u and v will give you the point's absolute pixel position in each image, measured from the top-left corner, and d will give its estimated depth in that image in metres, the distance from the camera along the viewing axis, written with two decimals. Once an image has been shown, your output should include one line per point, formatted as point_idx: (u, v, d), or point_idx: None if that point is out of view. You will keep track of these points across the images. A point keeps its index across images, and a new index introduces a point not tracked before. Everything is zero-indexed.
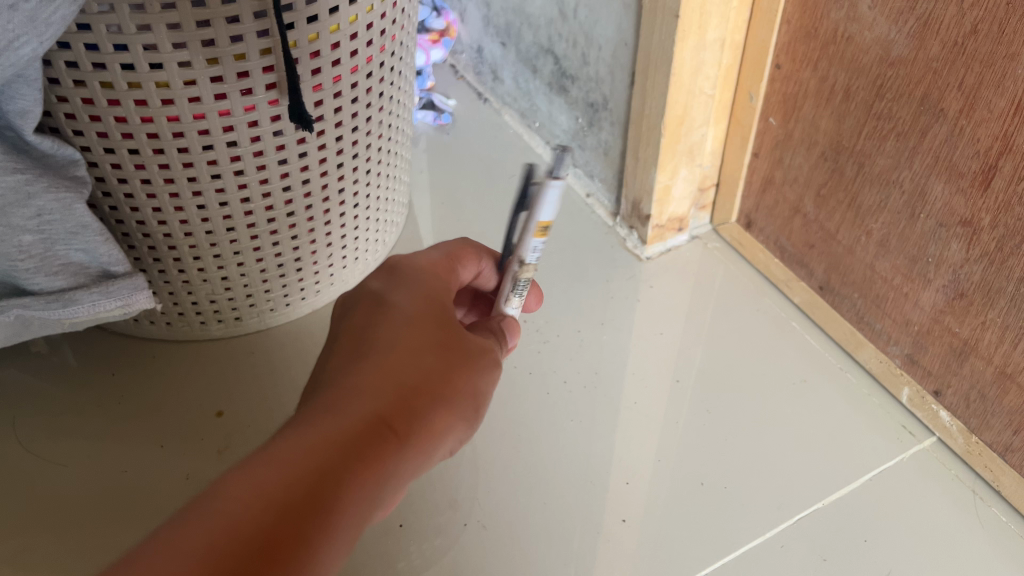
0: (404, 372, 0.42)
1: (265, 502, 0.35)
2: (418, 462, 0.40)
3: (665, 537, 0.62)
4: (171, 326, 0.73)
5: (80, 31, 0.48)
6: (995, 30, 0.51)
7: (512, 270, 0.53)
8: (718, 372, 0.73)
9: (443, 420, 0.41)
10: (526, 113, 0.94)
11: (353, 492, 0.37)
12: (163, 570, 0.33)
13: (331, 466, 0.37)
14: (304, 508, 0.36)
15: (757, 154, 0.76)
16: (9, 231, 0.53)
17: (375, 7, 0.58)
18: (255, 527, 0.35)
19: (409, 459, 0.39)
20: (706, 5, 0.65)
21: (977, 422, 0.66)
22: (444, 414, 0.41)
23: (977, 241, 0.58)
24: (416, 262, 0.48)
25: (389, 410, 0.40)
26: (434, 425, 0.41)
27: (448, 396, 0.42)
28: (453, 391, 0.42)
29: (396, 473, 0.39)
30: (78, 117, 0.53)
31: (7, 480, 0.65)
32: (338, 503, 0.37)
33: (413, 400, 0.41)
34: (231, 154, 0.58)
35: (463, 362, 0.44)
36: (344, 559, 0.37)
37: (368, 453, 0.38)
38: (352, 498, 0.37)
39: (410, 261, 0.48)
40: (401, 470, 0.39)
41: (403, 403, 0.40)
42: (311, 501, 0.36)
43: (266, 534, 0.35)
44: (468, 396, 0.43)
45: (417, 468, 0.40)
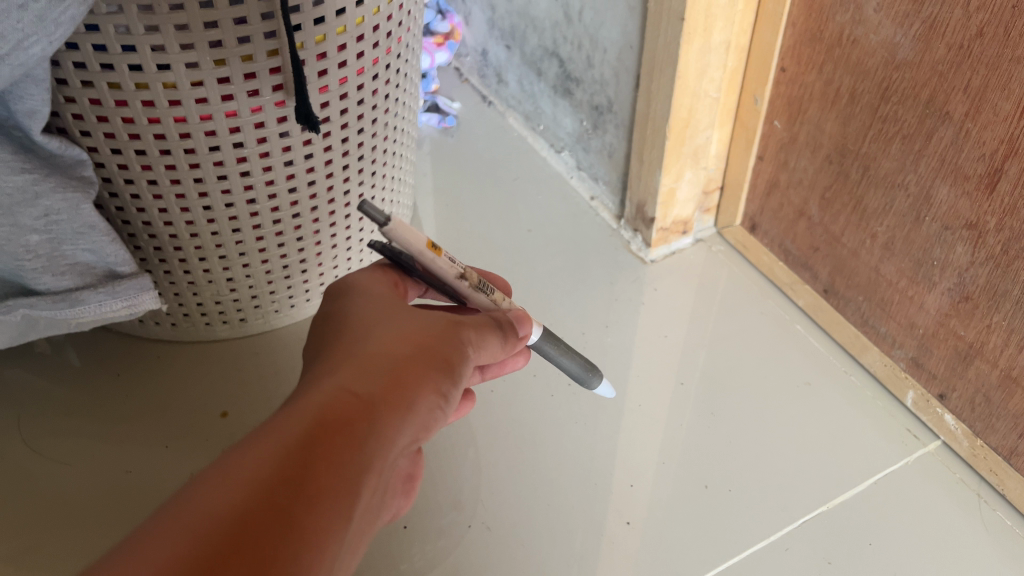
0: (356, 353, 0.43)
1: (247, 482, 0.35)
2: (395, 422, 0.40)
3: (670, 539, 0.62)
4: (176, 327, 0.73)
5: (89, 32, 0.48)
6: (1001, 33, 0.51)
7: (464, 289, 0.52)
8: (722, 375, 0.73)
9: (410, 380, 0.42)
10: (531, 116, 0.95)
11: (330, 457, 0.37)
12: (151, 558, 0.32)
13: (304, 435, 0.37)
14: (286, 479, 0.35)
15: (761, 157, 0.76)
16: (16, 231, 0.53)
17: (381, 9, 0.59)
18: (240, 506, 0.34)
19: (383, 419, 0.39)
20: (712, 8, 0.65)
21: (982, 426, 0.65)
22: (411, 379, 0.42)
23: (983, 244, 0.58)
24: (367, 282, 0.50)
25: (351, 381, 0.40)
26: (402, 386, 0.41)
27: (411, 368, 0.42)
28: (414, 357, 0.43)
29: (372, 434, 0.39)
30: (86, 118, 0.53)
31: (11, 479, 0.65)
32: (319, 469, 0.36)
33: (372, 371, 0.41)
34: (237, 155, 0.58)
35: (420, 335, 0.45)
36: (339, 532, 0.36)
37: (337, 418, 0.38)
38: (332, 463, 0.36)
39: (361, 281, 0.50)
40: (378, 431, 0.39)
41: (363, 373, 0.41)
42: (291, 471, 0.35)
43: (252, 511, 0.34)
44: (434, 358, 0.43)
45: (397, 429, 0.40)
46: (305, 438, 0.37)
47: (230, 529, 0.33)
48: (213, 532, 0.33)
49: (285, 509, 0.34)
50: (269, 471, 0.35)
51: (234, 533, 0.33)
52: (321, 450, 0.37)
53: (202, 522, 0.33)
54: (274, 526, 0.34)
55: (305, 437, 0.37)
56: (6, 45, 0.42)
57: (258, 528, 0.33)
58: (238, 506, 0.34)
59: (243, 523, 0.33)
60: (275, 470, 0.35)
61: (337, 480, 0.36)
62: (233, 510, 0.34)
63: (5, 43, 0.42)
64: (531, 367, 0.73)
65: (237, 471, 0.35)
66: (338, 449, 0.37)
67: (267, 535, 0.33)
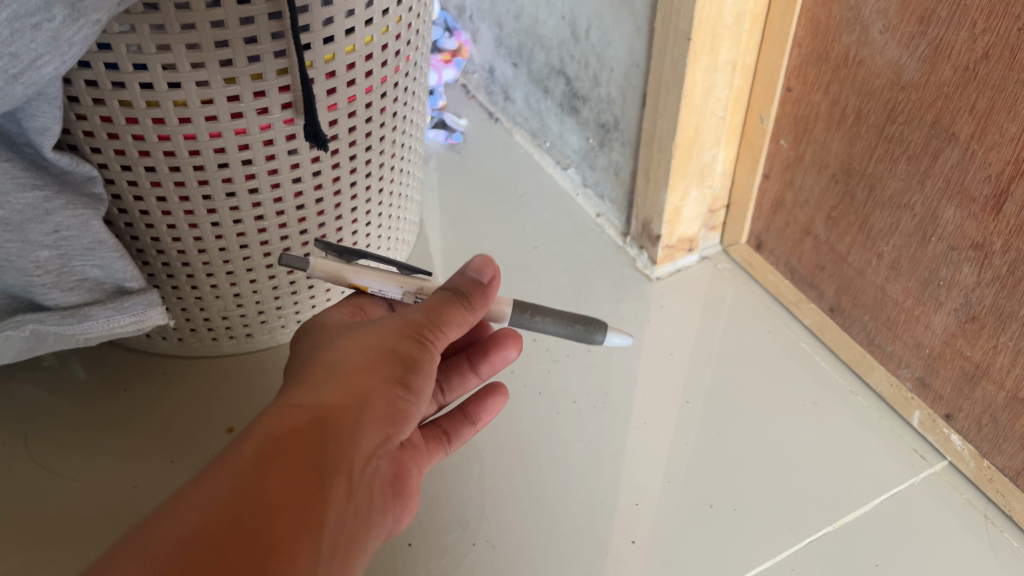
0: (313, 370, 0.44)
1: (205, 504, 0.37)
2: (349, 421, 0.41)
3: (676, 559, 0.62)
4: (183, 342, 0.73)
5: (101, 50, 0.49)
6: (1007, 56, 0.51)
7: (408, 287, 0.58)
8: (729, 394, 0.73)
9: (361, 378, 0.42)
10: (537, 133, 0.95)
11: (285, 467, 0.38)
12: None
13: (257, 452, 0.38)
14: (241, 495, 0.37)
15: (767, 175, 0.76)
16: (26, 247, 0.54)
17: (390, 28, 0.59)
18: (198, 528, 0.36)
19: (336, 420, 0.40)
20: (718, 28, 0.65)
21: (989, 446, 0.65)
22: (365, 377, 0.43)
23: (989, 265, 0.58)
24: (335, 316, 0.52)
25: (302, 395, 0.42)
26: (352, 385, 0.42)
27: (366, 367, 0.43)
28: (366, 355, 0.44)
29: (329, 437, 0.40)
30: (97, 135, 0.54)
31: (17, 493, 0.66)
32: (276, 481, 0.38)
33: (326, 380, 0.43)
34: (245, 172, 0.59)
35: (370, 334, 0.45)
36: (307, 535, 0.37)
37: (288, 429, 0.39)
38: (286, 472, 0.38)
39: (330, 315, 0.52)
40: (333, 433, 0.40)
41: (315, 386, 0.42)
42: (246, 487, 0.37)
43: (208, 530, 0.36)
44: (385, 352, 0.44)
45: (353, 428, 0.41)
46: (256, 455, 0.38)
47: (188, 552, 0.35)
48: (173, 556, 0.35)
49: (241, 523, 0.36)
50: (224, 490, 0.37)
51: (192, 554, 0.35)
52: (274, 462, 0.38)
53: (165, 548, 0.35)
54: (233, 541, 0.35)
55: (255, 452, 0.38)
56: (20, 65, 0.42)
57: (218, 546, 0.35)
58: (196, 528, 0.36)
59: (202, 543, 0.35)
60: (230, 488, 0.37)
61: (294, 488, 0.38)
62: (192, 533, 0.36)
63: (18, 63, 0.42)
64: (537, 385, 0.74)
65: (197, 496, 0.37)
66: (293, 459, 0.38)
67: (225, 550, 0.35)
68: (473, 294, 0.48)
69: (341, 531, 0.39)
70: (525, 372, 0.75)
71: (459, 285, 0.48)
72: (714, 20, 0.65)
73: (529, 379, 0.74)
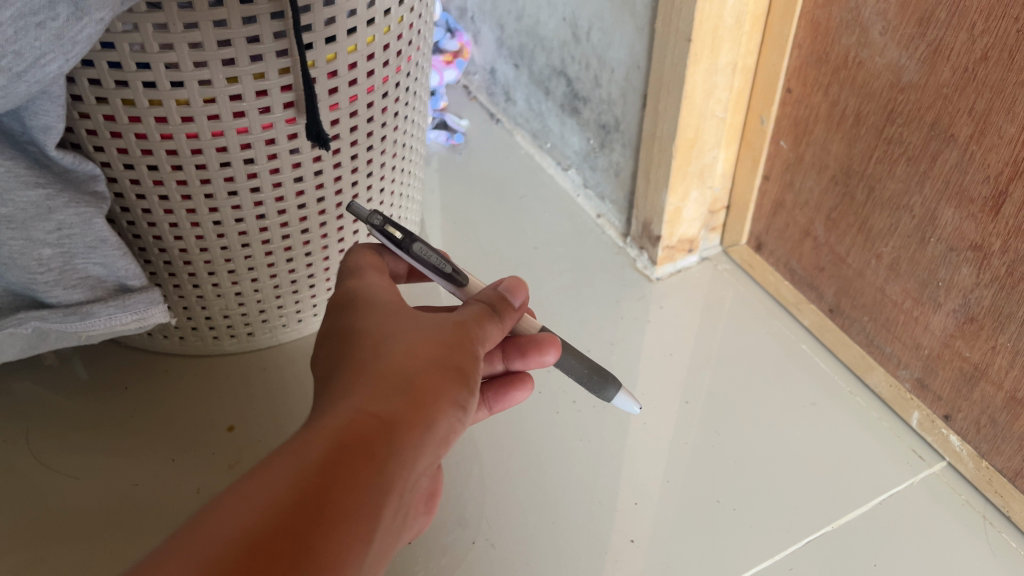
0: (372, 367, 0.38)
1: (263, 505, 0.31)
2: (418, 438, 0.36)
3: (674, 558, 0.62)
4: (184, 340, 0.73)
5: (104, 49, 0.49)
6: (1005, 57, 0.51)
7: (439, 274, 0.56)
8: (728, 394, 0.73)
9: (432, 387, 0.37)
10: (538, 134, 0.95)
11: (350, 485, 0.33)
12: None
13: (323, 457, 0.33)
14: (304, 503, 0.31)
15: (767, 177, 0.76)
16: (29, 244, 0.54)
17: (392, 28, 0.59)
18: (256, 533, 0.30)
19: (407, 434, 0.35)
20: (718, 30, 0.66)
21: (987, 447, 0.65)
22: (435, 390, 0.38)
23: (988, 266, 0.59)
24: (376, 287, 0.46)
25: (367, 395, 0.36)
26: (424, 395, 0.37)
27: (436, 379, 0.38)
28: (433, 363, 0.39)
29: (393, 456, 0.34)
30: (99, 134, 0.54)
31: (18, 491, 0.66)
32: (336, 500, 0.32)
33: (391, 386, 0.37)
34: (248, 171, 0.59)
35: (437, 336, 0.40)
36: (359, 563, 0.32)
37: (357, 435, 0.34)
38: (352, 485, 0.33)
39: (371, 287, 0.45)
40: (400, 448, 0.35)
41: (381, 388, 0.37)
42: (310, 494, 0.32)
43: (268, 537, 0.30)
44: (452, 363, 0.39)
45: (421, 444, 0.36)
46: (322, 460, 0.33)
47: (246, 561, 0.29)
48: (230, 562, 0.29)
49: (301, 537, 0.31)
50: (287, 494, 0.31)
51: (249, 564, 0.29)
52: (342, 471, 0.33)
53: (215, 549, 0.30)
54: (293, 557, 0.30)
55: (324, 459, 0.33)
56: (24, 63, 0.43)
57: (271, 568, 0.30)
58: (253, 530, 0.30)
59: (259, 552, 0.30)
60: (292, 492, 0.32)
61: (358, 502, 0.33)
62: (248, 535, 0.30)
63: (23, 61, 0.43)
64: (537, 384, 0.74)
65: (251, 494, 0.31)
66: (357, 475, 0.33)
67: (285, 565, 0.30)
68: (505, 312, 0.46)
69: (379, 555, 0.34)
70: None
71: (490, 299, 0.46)
72: (715, 21, 0.65)
73: None
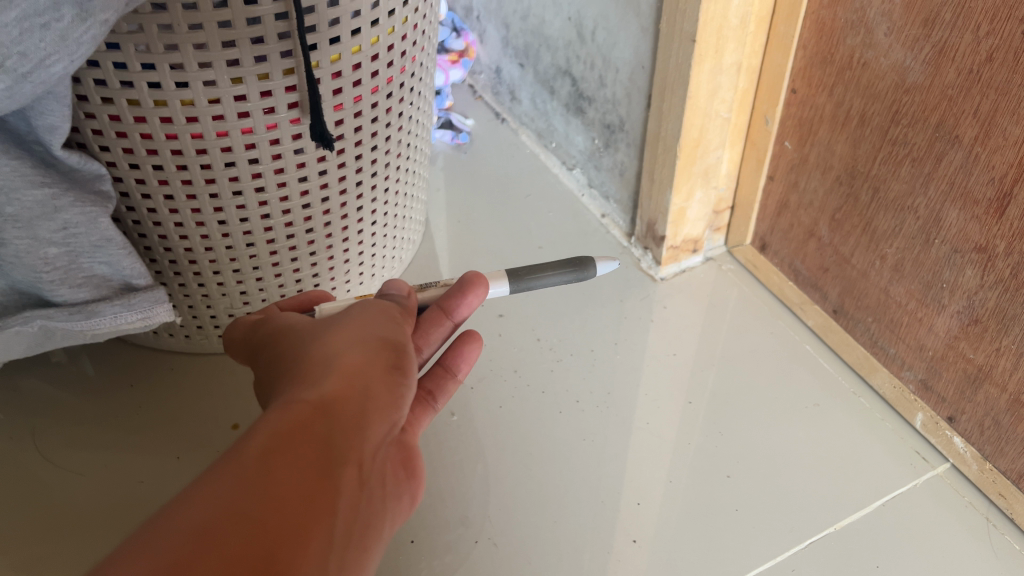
0: (303, 367, 0.41)
1: (212, 499, 0.34)
2: (355, 410, 0.39)
3: (675, 559, 0.62)
4: (189, 339, 0.73)
5: (110, 50, 0.49)
6: (1011, 59, 0.51)
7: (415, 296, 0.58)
8: (731, 395, 0.73)
9: (357, 367, 0.41)
10: (543, 134, 0.95)
11: (293, 460, 0.36)
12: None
13: (263, 445, 0.36)
14: (250, 486, 0.34)
15: (771, 177, 0.76)
16: (35, 243, 0.54)
17: (396, 29, 0.60)
18: (206, 519, 0.33)
19: (342, 409, 0.38)
20: (723, 30, 0.66)
21: (991, 449, 0.66)
22: (364, 369, 0.41)
23: (992, 268, 0.58)
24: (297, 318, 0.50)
25: (298, 388, 0.39)
26: (351, 374, 0.40)
27: (363, 359, 0.41)
28: (356, 347, 0.42)
29: (333, 429, 0.37)
30: (105, 133, 0.54)
31: (24, 486, 0.66)
32: (282, 475, 0.35)
33: (321, 374, 0.40)
34: (251, 171, 0.59)
35: (356, 327, 0.44)
36: (322, 526, 0.35)
37: (291, 421, 0.37)
38: (295, 463, 0.36)
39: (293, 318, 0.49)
40: (338, 424, 0.38)
41: (310, 381, 0.40)
42: (254, 476, 0.34)
43: (221, 520, 0.33)
44: (373, 341, 0.43)
45: (360, 415, 0.39)
46: (261, 449, 0.36)
47: (202, 541, 0.32)
48: (187, 546, 0.32)
49: (253, 515, 0.33)
50: (233, 480, 0.34)
51: (203, 543, 0.32)
52: (281, 450, 0.36)
53: (171, 538, 0.32)
54: (248, 533, 0.33)
55: (262, 445, 0.36)
56: (29, 64, 0.43)
57: (230, 541, 0.32)
58: (205, 517, 0.33)
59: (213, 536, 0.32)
60: (238, 481, 0.34)
61: (304, 477, 0.35)
62: (203, 524, 0.33)
63: (27, 62, 0.43)
64: (540, 384, 0.74)
65: (204, 493, 0.34)
66: (299, 451, 0.36)
67: (239, 539, 0.32)
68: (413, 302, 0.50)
69: (354, 522, 0.36)
70: (529, 368, 0.75)
71: (396, 299, 0.50)
72: (720, 22, 0.65)
73: (531, 378, 0.74)
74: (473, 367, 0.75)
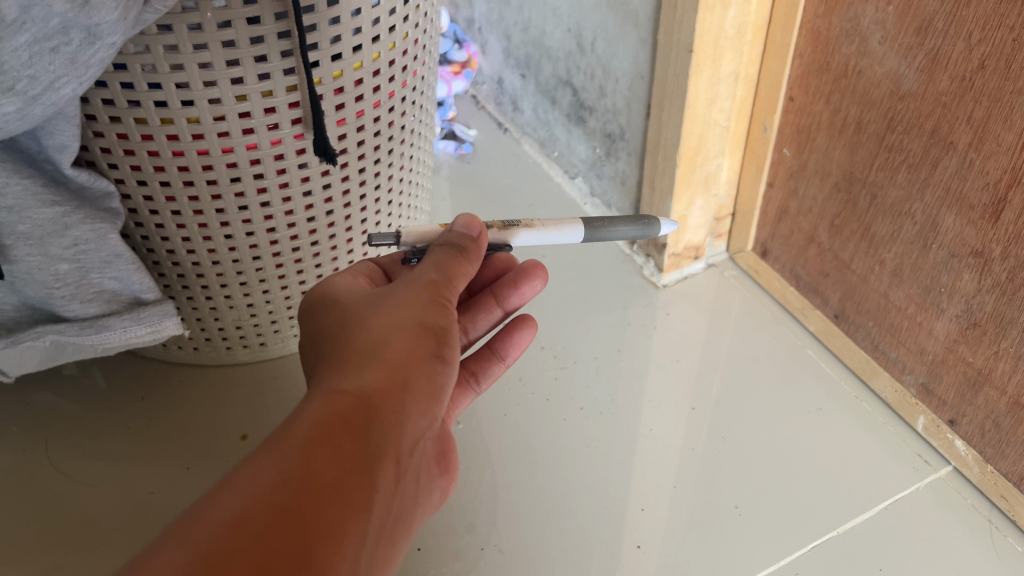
0: (348, 347, 0.40)
1: (250, 488, 0.33)
2: (396, 405, 0.38)
3: (681, 563, 0.63)
4: (198, 351, 0.75)
5: (117, 70, 0.51)
6: (1002, 66, 0.52)
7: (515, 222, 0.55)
8: (735, 400, 0.74)
9: (402, 357, 0.40)
10: (546, 143, 0.96)
11: (332, 454, 0.35)
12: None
13: (304, 437, 0.35)
14: (291, 476, 0.34)
15: (771, 184, 0.77)
16: (46, 260, 0.55)
17: (397, 44, 0.61)
18: (241, 511, 0.33)
19: (382, 404, 0.38)
20: (720, 40, 0.66)
21: (992, 451, 0.66)
22: (405, 357, 0.40)
23: (989, 271, 0.59)
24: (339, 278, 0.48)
25: (340, 377, 0.39)
26: (394, 366, 0.39)
27: (405, 345, 0.40)
28: (403, 331, 0.41)
29: (374, 424, 0.37)
30: (113, 151, 0.56)
31: (37, 497, 0.68)
32: (320, 470, 0.34)
33: (364, 361, 0.39)
34: (257, 186, 0.60)
35: (399, 303, 0.42)
36: (358, 524, 0.34)
37: (333, 413, 0.36)
38: (335, 457, 0.35)
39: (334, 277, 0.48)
40: (378, 419, 0.37)
41: (353, 368, 0.39)
42: (294, 468, 0.34)
43: (260, 509, 0.33)
44: (420, 324, 0.41)
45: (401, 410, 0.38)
46: (303, 439, 0.35)
47: (234, 535, 0.32)
48: (221, 540, 0.32)
49: (290, 511, 0.33)
50: (272, 471, 0.34)
51: (236, 536, 0.32)
52: (322, 444, 0.35)
53: (208, 529, 0.32)
54: (283, 528, 0.32)
55: (303, 436, 0.35)
56: (39, 86, 0.44)
57: (266, 537, 0.32)
58: (240, 508, 0.33)
59: (250, 525, 0.32)
60: (277, 471, 0.34)
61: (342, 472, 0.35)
62: (239, 515, 0.32)
63: (37, 85, 0.44)
64: (543, 392, 0.75)
65: (241, 480, 0.34)
66: (340, 445, 0.35)
67: (274, 534, 0.32)
68: (469, 245, 0.47)
69: (383, 522, 0.36)
70: (533, 374, 0.76)
71: (452, 238, 0.47)
72: (716, 32, 0.66)
73: (535, 387, 0.75)
74: None
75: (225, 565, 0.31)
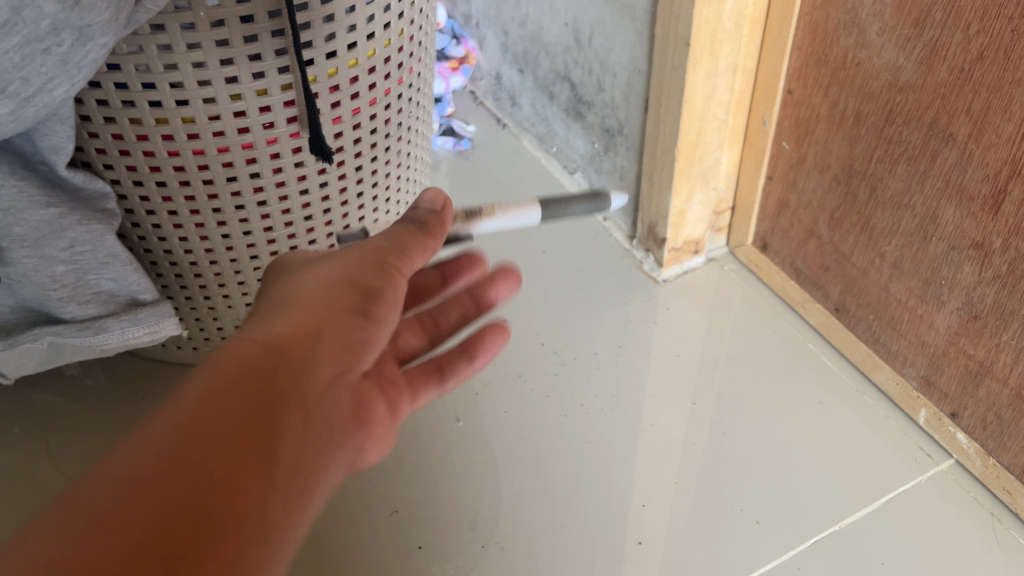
0: (269, 311, 0.43)
1: (147, 434, 0.35)
2: (302, 355, 0.40)
3: (683, 559, 0.63)
4: (198, 351, 0.74)
5: (111, 70, 0.51)
6: (1001, 57, 0.51)
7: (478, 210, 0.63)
8: (736, 395, 0.73)
9: (317, 312, 0.42)
10: (544, 138, 0.96)
11: (231, 397, 0.37)
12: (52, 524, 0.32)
13: (205, 381, 0.37)
14: (184, 426, 0.35)
15: (770, 177, 0.76)
16: (43, 262, 0.55)
17: (392, 41, 0.60)
18: (136, 455, 0.34)
19: (287, 354, 0.40)
20: (717, 33, 0.66)
21: (995, 444, 0.66)
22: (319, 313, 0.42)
23: (990, 264, 0.59)
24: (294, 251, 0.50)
25: (249, 332, 0.41)
26: (308, 321, 0.42)
27: (319, 304, 0.42)
28: (324, 290, 0.43)
29: (275, 372, 0.39)
30: (109, 152, 0.55)
31: (38, 498, 0.68)
32: (211, 412, 0.36)
33: (278, 319, 0.42)
34: (253, 185, 0.60)
35: (324, 270, 0.45)
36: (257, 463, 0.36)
37: (236, 361, 0.38)
38: (230, 403, 0.37)
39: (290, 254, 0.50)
40: (282, 370, 0.39)
41: (265, 324, 0.41)
42: (185, 415, 0.36)
43: (155, 454, 0.34)
44: (343, 282, 0.44)
45: (309, 362, 0.40)
46: (202, 386, 0.37)
47: (125, 478, 0.33)
48: (106, 486, 0.33)
49: (183, 454, 0.34)
50: (166, 420, 0.36)
51: (125, 480, 0.33)
52: (217, 393, 0.37)
53: (106, 473, 0.34)
54: (175, 468, 0.34)
55: (202, 385, 0.37)
56: (31, 88, 0.44)
57: (157, 479, 0.33)
58: (131, 455, 0.34)
59: (139, 472, 0.33)
60: (172, 420, 0.36)
61: (247, 414, 0.37)
62: (131, 464, 0.34)
63: (30, 87, 0.44)
64: (544, 388, 0.74)
65: (142, 431, 0.35)
66: (238, 391, 0.37)
67: (163, 475, 0.33)
68: (421, 216, 0.50)
69: (295, 466, 0.37)
70: (533, 371, 0.76)
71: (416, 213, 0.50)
72: (713, 25, 0.65)
73: (536, 383, 0.75)
74: (480, 373, 0.76)
75: (112, 508, 0.32)
